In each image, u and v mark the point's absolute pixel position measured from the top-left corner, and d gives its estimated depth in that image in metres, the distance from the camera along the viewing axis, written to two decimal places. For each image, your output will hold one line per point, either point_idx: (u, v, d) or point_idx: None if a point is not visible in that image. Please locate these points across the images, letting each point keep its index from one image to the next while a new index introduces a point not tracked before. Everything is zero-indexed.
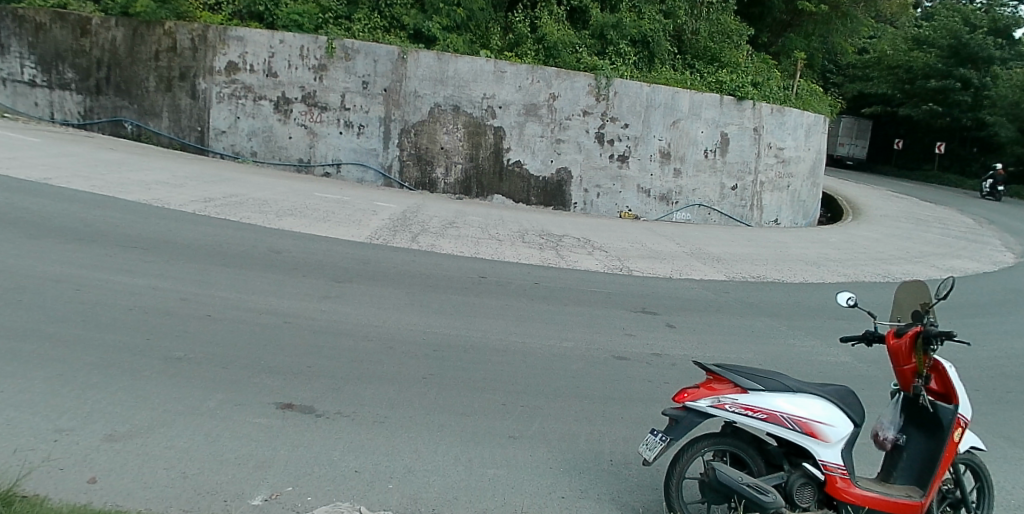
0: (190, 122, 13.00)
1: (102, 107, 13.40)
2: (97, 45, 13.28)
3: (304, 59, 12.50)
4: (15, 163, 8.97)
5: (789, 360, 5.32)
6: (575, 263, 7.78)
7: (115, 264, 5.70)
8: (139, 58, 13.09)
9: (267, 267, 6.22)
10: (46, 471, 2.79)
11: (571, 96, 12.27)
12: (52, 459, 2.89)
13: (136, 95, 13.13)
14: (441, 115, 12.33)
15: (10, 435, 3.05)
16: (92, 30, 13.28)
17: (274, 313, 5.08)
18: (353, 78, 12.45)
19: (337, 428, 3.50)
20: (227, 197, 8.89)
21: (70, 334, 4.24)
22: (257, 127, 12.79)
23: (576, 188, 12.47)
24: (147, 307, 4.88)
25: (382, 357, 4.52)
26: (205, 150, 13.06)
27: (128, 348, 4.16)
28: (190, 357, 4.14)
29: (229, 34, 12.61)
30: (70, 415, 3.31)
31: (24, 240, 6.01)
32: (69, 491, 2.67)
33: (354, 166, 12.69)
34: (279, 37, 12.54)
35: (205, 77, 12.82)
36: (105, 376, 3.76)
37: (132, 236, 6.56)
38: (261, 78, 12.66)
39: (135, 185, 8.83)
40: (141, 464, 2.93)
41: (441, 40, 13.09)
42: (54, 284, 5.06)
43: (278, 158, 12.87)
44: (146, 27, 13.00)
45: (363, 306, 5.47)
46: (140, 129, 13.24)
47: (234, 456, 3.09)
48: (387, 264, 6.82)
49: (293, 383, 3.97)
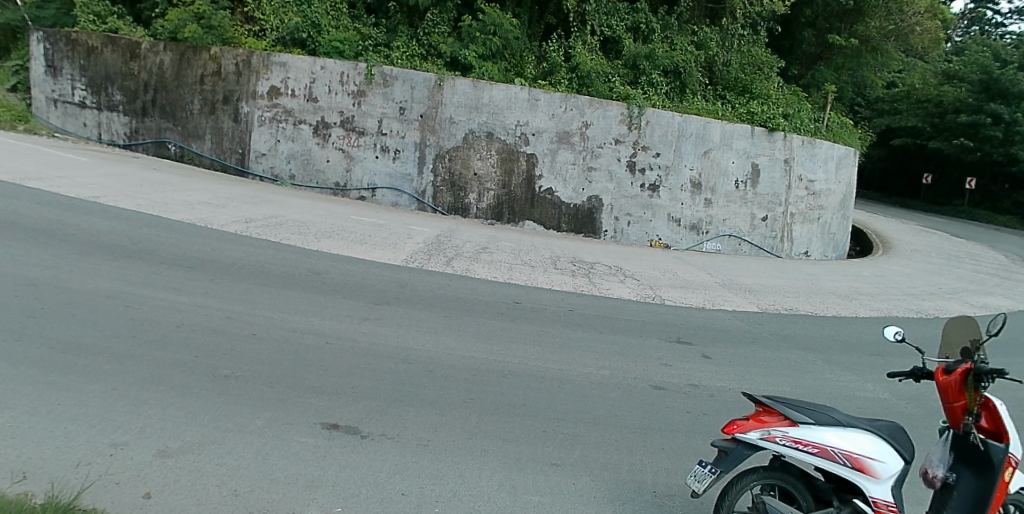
0: (231, 144, 13.30)
1: (147, 129, 13.78)
2: (145, 69, 13.66)
3: (344, 85, 12.74)
4: (65, 182, 9.22)
5: (827, 395, 5.23)
6: (607, 291, 7.76)
7: (161, 281, 5.79)
8: (185, 82, 13.43)
9: (306, 287, 6.27)
10: (103, 485, 2.88)
11: (603, 125, 12.32)
12: (109, 474, 2.98)
13: (180, 117, 13.47)
14: (475, 141, 12.44)
15: (69, 449, 3.18)
16: (141, 54, 13.66)
17: (316, 333, 5.11)
18: (390, 104, 12.65)
19: (382, 450, 3.50)
20: (268, 218, 9.02)
21: (118, 350, 4.34)
22: (296, 150, 13.05)
23: (607, 215, 12.48)
24: (195, 324, 4.95)
25: (423, 381, 4.53)
26: (245, 173, 13.34)
27: (177, 364, 4.26)
28: (237, 374, 4.22)
29: (272, 60, 12.91)
30: (125, 430, 3.42)
31: (72, 255, 6.14)
32: (126, 506, 2.74)
33: (389, 190, 12.84)
34: (320, 63, 12.80)
35: (248, 101, 13.13)
36: (157, 393, 3.88)
37: (175, 254, 6.66)
38: (301, 103, 12.91)
39: (180, 204, 9.01)
40: (194, 480, 3.00)
41: (477, 68, 13.25)
42: (103, 299, 5.17)
43: (316, 182, 13.10)
44: (192, 52, 13.35)
45: (400, 327, 5.50)
46: (183, 150, 13.59)
47: (283, 475, 3.12)
48: (422, 287, 6.85)
49: (335, 403, 4.00)
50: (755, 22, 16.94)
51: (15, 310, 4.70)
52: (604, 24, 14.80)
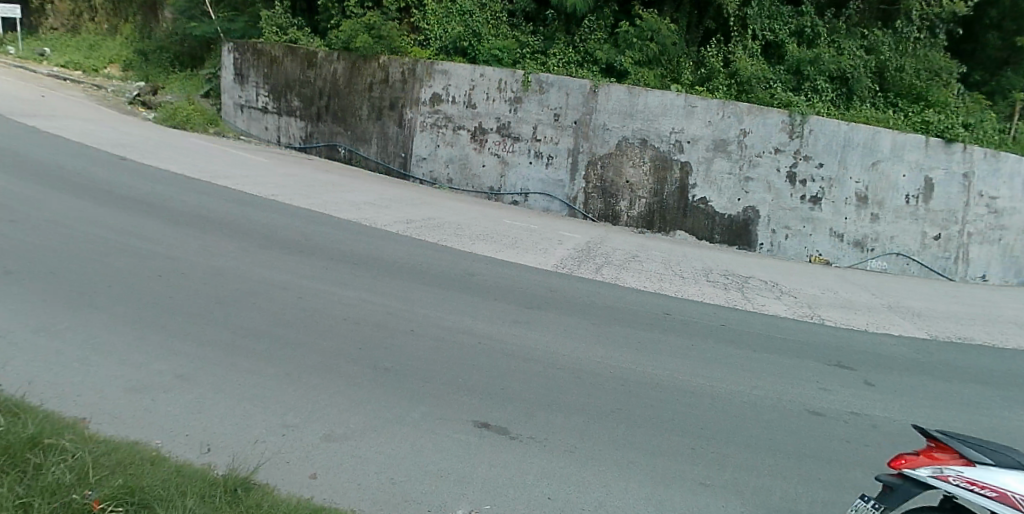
0: (395, 149, 14.08)
1: (321, 133, 14.91)
2: (321, 77, 14.81)
3: (502, 92, 13.09)
4: (247, 180, 10.13)
5: (1018, 438, 4.62)
6: (764, 307, 7.41)
7: (324, 274, 6.23)
8: (355, 89, 14.40)
9: (453, 286, 6.46)
10: (276, 462, 3.35)
11: (763, 133, 11.77)
12: (282, 452, 3.46)
13: (351, 123, 14.45)
14: (628, 148, 12.35)
15: (249, 426, 3.71)
16: (317, 63, 14.82)
17: (469, 332, 5.26)
18: (545, 110, 12.84)
19: (530, 453, 3.61)
20: (426, 220, 9.41)
21: (292, 340, 4.77)
22: (454, 156, 13.56)
23: (763, 227, 11.94)
24: (359, 317, 5.28)
25: (571, 387, 4.55)
26: (407, 176, 14.07)
27: (343, 355, 4.66)
28: (396, 368, 4.55)
29: (436, 68, 13.52)
30: (296, 413, 3.90)
31: (249, 246, 6.77)
32: (295, 483, 3.18)
33: (541, 196, 13.04)
34: (480, 71, 13.23)
35: (412, 108, 13.85)
36: (324, 380, 4.33)
37: (335, 250, 7.12)
38: (461, 109, 13.39)
39: (347, 204, 9.61)
40: (355, 465, 3.38)
41: (633, 74, 13.27)
42: (279, 290, 5.66)
43: (472, 186, 13.56)
44: (363, 61, 14.28)
45: (552, 332, 5.53)
46: (351, 153, 14.58)
47: (436, 467, 3.39)
48: (569, 293, 6.84)
49: (481, 404, 4.15)
50: (937, 24, 15.58)
51: (203, 298, 5.34)
52: (767, 28, 14.32)
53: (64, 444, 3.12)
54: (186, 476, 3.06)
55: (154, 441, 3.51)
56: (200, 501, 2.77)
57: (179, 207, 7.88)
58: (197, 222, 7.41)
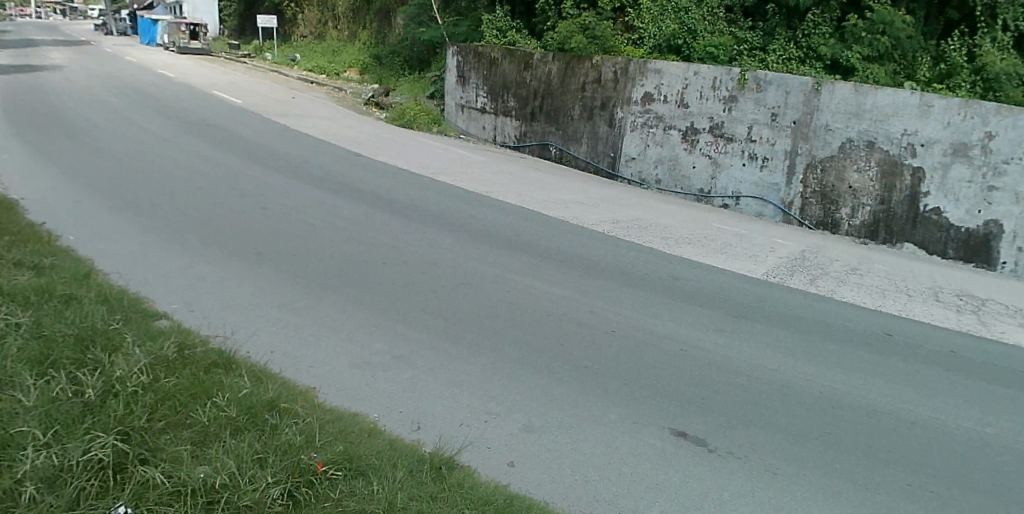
0: (605, 148, 14.68)
1: (534, 133, 16.29)
2: (535, 77, 16.23)
3: (716, 90, 12.73)
4: (458, 175, 11.35)
5: None
6: (1002, 337, 6.51)
7: (529, 269, 6.78)
8: (568, 90, 15.40)
9: (650, 287, 6.62)
10: (477, 447, 3.87)
11: (1015, 135, 9.49)
12: (484, 438, 3.97)
13: (563, 123, 15.47)
14: (854, 151, 11.06)
15: (457, 408, 4.27)
16: (533, 64, 16.29)
17: (671, 338, 5.41)
18: (761, 110, 12.12)
19: (730, 468, 3.70)
20: (632, 220, 9.46)
21: (502, 332, 5.29)
22: (664, 156, 13.58)
23: (1008, 245, 9.61)
24: (563, 314, 5.71)
25: (772, 402, 4.49)
26: (614, 176, 14.54)
27: (544, 349, 5.09)
28: (594, 367, 4.83)
29: (648, 67, 13.71)
30: (496, 401, 4.38)
31: (461, 239, 7.60)
32: (497, 469, 3.67)
33: (753, 200, 12.37)
34: (694, 69, 13.04)
35: (623, 107, 14.27)
36: (528, 372, 4.74)
37: (540, 244, 7.65)
38: (672, 108, 13.37)
39: (557, 201, 10.16)
40: (553, 459, 3.76)
41: (862, 71, 12.57)
42: (491, 282, 6.33)
43: (680, 188, 13.46)
44: (576, 61, 15.23)
45: (760, 346, 5.38)
46: (562, 152, 15.63)
47: (631, 472, 3.65)
48: (782, 304, 6.58)
49: (682, 412, 4.28)
50: None
51: (424, 287, 6.14)
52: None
53: (292, 414, 4.01)
54: (392, 448, 3.75)
55: (367, 413, 4.18)
56: (409, 473, 3.44)
57: (400, 199, 9.28)
58: (412, 212, 8.63)
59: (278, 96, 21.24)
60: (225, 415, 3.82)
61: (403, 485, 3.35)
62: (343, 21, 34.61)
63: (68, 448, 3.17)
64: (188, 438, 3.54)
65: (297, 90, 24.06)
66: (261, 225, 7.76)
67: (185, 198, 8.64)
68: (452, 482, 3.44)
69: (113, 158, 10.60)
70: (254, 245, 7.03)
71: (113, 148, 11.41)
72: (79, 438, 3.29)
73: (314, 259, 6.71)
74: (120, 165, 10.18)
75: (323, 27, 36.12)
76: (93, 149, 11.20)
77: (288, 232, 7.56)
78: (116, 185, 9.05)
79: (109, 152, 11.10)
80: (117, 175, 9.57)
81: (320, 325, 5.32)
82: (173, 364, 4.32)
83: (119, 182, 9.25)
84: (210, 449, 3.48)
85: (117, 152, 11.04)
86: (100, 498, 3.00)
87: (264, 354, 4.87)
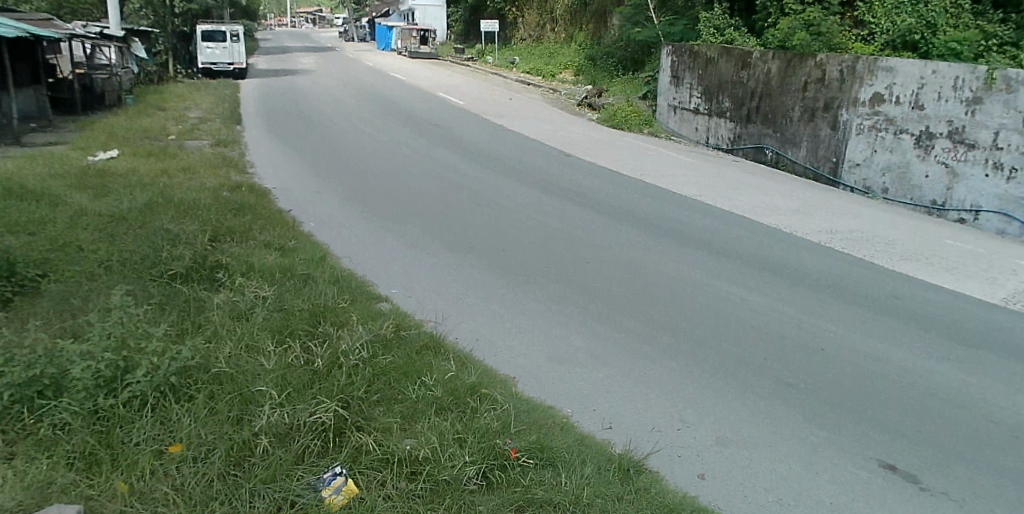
0: (826, 153, 14.25)
1: (750, 135, 16.48)
2: (752, 76, 16.40)
3: (957, 91, 11.63)
4: (672, 179, 12.12)
5: None
6: None
7: (745, 281, 7.53)
8: (787, 89, 15.26)
9: (866, 305, 6.94)
10: (669, 454, 4.64)
11: None
12: (676, 446, 4.72)
13: (780, 125, 15.41)
14: None
15: (660, 415, 5.08)
16: (751, 63, 16.49)
17: (885, 363, 5.79)
18: (1012, 113, 10.77)
19: (930, 505, 4.07)
20: (852, 232, 9.40)
21: (712, 344, 6.09)
22: (893, 163, 12.78)
23: None
24: (772, 330, 6.39)
25: (972, 440, 4.74)
26: (836, 183, 14.04)
27: (745, 362, 5.80)
28: (797, 386, 5.43)
29: (880, 65, 13.03)
30: (692, 410, 5.14)
31: (678, 247, 8.55)
32: (688, 479, 4.37)
33: (995, 216, 11.06)
34: (933, 67, 12.09)
35: (849, 108, 13.70)
36: (733, 388, 5.41)
37: (756, 256, 8.27)
38: (906, 110, 12.50)
39: (770, 209, 10.44)
40: (748, 477, 4.36)
41: None
42: (708, 292, 7.20)
43: (911, 198, 12.50)
44: (798, 59, 15.03)
45: (983, 376, 5.57)
46: (778, 156, 15.54)
47: (830, 501, 4.10)
48: (1014, 334, 6.37)
49: (893, 444, 4.67)
50: None
51: (633, 297, 7.02)
52: None
53: (491, 398, 5.08)
54: (589, 446, 4.63)
55: (564, 410, 5.14)
56: (598, 470, 4.30)
57: (609, 202, 10.43)
58: (624, 216, 9.75)
59: (498, 99, 23.56)
60: (431, 396, 5.02)
61: (591, 481, 4.16)
62: (559, 22, 36.67)
63: (302, 411, 4.63)
64: (397, 414, 4.81)
65: (518, 93, 26.41)
66: (477, 223, 9.20)
67: (421, 194, 10.48)
68: (641, 485, 4.17)
69: (362, 159, 12.93)
70: (467, 241, 8.47)
71: (360, 148, 13.85)
72: (308, 402, 4.76)
73: (524, 258, 7.97)
74: (364, 165, 12.38)
75: (540, 28, 38.75)
76: (343, 150, 13.70)
77: (500, 230, 8.93)
78: (363, 182, 11.13)
79: (357, 152, 13.51)
80: (360, 174, 11.70)
81: (528, 323, 6.42)
82: (389, 341, 5.62)
83: (362, 180, 11.31)
84: (414, 426, 4.71)
85: (363, 153, 13.38)
86: (321, 454, 4.41)
87: (468, 342, 6.02)
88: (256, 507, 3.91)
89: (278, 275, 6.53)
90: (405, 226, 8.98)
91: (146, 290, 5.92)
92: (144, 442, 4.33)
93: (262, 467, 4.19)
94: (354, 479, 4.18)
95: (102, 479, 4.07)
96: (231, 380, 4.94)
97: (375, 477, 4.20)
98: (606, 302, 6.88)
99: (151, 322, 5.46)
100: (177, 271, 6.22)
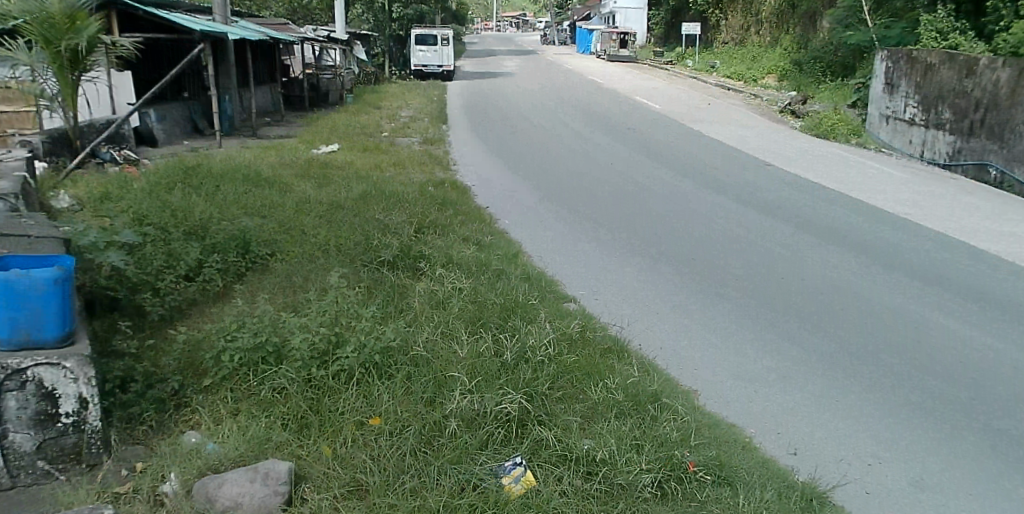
0: None
1: (972, 151, 14.68)
2: (979, 86, 14.65)
3: None
4: (882, 195, 11.23)
5: None
6: None
7: (956, 311, 6.90)
8: (1018, 102, 13.43)
9: None
10: (857, 488, 4.33)
11: None
12: (864, 481, 4.40)
13: (1009, 140, 13.55)
14: None
15: (850, 447, 4.79)
16: (978, 71, 14.79)
17: None
18: None
19: None
20: None
21: (914, 377, 5.68)
22: None
23: None
24: (988, 369, 5.80)
25: None
26: None
27: (949, 401, 5.33)
28: (1013, 434, 4.89)
29: None
30: (883, 445, 4.81)
31: (878, 268, 8.03)
32: None
33: None
34: None
35: None
36: (933, 427, 4.99)
37: (973, 286, 7.51)
38: None
39: (992, 234, 9.34)
40: None
41: None
42: (911, 321, 6.71)
43: None
44: None
45: None
46: (1003, 175, 13.66)
47: None
48: None
49: None
50: None
51: (826, 321, 6.72)
52: None
53: (673, 409, 5.06)
54: (770, 470, 4.45)
55: (747, 431, 4.99)
56: (779, 495, 4.10)
57: (806, 216, 9.99)
58: (822, 231, 9.31)
59: (692, 104, 23.21)
60: (613, 399, 5.09)
61: (771, 506, 3.96)
62: (767, 25, 34.52)
63: (489, 399, 4.86)
64: (578, 413, 4.95)
65: (717, 98, 25.77)
66: (665, 229, 9.29)
67: (613, 197, 10.81)
68: None
69: (553, 160, 13.57)
70: (654, 247, 8.65)
71: (553, 151, 14.51)
72: (497, 392, 4.97)
73: (708, 269, 7.99)
74: (554, 167, 12.98)
75: (745, 32, 37.24)
76: (537, 151, 14.47)
77: (685, 237, 9.00)
78: (554, 183, 11.70)
79: (550, 154, 14.19)
80: (551, 175, 12.29)
81: (709, 336, 6.48)
82: (575, 341, 5.84)
83: (553, 181, 11.89)
84: (596, 426, 4.82)
85: (555, 155, 14.03)
86: (503, 443, 4.61)
87: (651, 349, 6.21)
88: (442, 483, 4.21)
89: (474, 268, 6.90)
90: (592, 227, 9.38)
91: (357, 273, 6.60)
92: (348, 412, 4.84)
93: (449, 448, 4.51)
94: (531, 469, 4.38)
95: (313, 441, 4.66)
96: (427, 363, 5.31)
97: (554, 471, 4.35)
98: (792, 322, 6.74)
99: (358, 304, 5.97)
100: (384, 257, 6.82)
